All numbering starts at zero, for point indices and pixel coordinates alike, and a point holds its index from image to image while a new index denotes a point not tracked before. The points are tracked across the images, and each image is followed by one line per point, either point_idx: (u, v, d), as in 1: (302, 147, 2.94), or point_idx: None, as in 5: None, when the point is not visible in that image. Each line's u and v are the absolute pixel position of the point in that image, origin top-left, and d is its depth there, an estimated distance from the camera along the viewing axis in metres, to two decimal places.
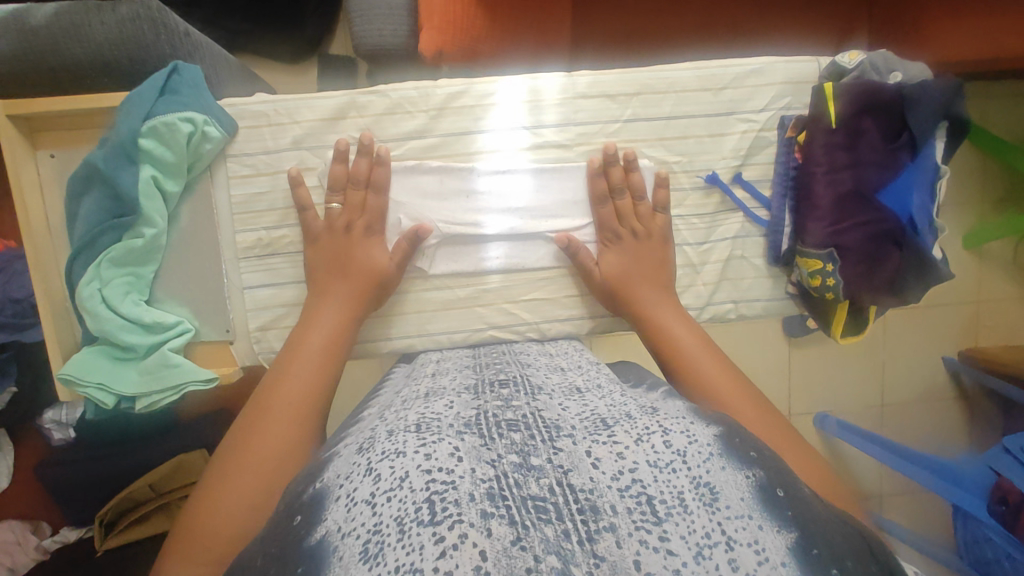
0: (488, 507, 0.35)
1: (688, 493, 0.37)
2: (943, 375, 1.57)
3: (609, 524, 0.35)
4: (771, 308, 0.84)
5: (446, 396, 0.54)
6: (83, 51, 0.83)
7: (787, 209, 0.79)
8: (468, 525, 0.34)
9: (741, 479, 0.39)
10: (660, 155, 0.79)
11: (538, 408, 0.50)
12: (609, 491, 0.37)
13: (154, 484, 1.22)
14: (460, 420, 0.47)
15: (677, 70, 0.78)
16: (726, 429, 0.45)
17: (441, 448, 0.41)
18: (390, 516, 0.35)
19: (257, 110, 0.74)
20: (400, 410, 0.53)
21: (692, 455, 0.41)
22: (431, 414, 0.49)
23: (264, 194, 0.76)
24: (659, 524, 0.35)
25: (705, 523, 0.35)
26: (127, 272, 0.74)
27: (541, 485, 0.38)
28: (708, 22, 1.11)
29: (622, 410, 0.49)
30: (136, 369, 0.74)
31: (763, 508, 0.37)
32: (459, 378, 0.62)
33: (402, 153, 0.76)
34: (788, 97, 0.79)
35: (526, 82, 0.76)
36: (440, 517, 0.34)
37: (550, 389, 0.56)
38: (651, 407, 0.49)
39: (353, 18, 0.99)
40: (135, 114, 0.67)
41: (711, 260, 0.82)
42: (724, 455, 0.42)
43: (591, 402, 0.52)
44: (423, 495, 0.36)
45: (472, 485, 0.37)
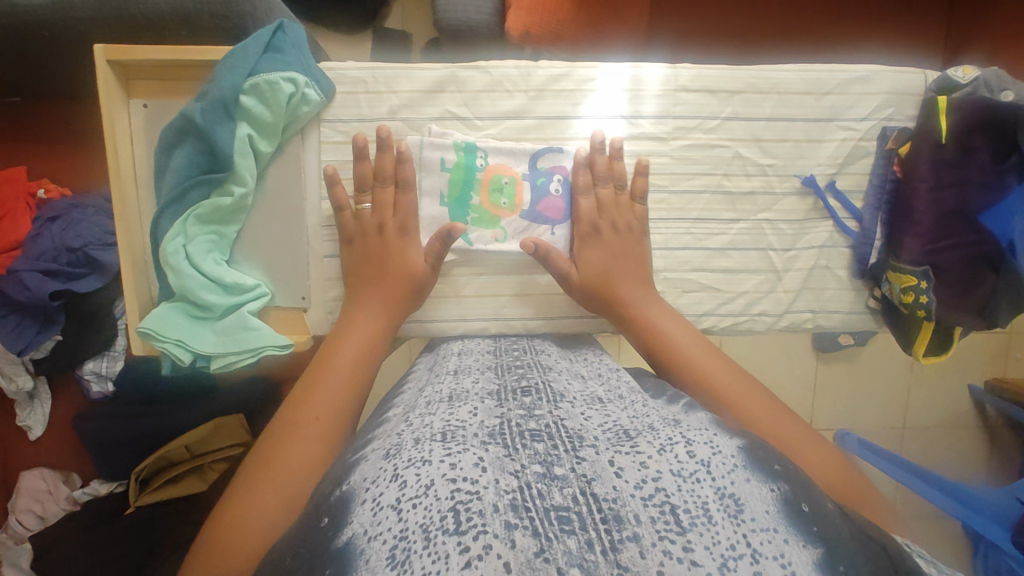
0: (513, 517, 0.34)
1: (711, 504, 0.36)
2: (965, 403, 1.57)
3: (632, 534, 0.33)
4: (847, 321, 0.83)
5: (469, 402, 0.52)
6: (165, 2, 0.83)
7: (879, 223, 0.78)
8: (493, 536, 0.33)
9: (766, 491, 0.38)
10: (755, 156, 0.78)
11: (560, 417, 0.47)
12: (632, 501, 0.35)
13: (190, 445, 1.22)
14: (484, 428, 0.44)
15: (782, 71, 0.76)
16: (750, 442, 0.44)
17: (466, 458, 0.39)
18: (416, 523, 0.34)
19: (356, 77, 0.73)
20: (425, 413, 0.50)
21: (716, 466, 0.39)
22: (456, 420, 0.47)
23: (354, 163, 0.75)
24: (682, 534, 0.34)
25: (729, 535, 0.34)
26: (211, 230, 0.73)
27: (564, 495, 0.36)
28: (786, 27, 1.09)
29: (645, 422, 0.47)
30: (213, 329, 0.73)
31: (789, 522, 0.36)
32: (482, 382, 0.59)
33: (497, 132, 0.75)
34: (891, 107, 0.77)
35: (629, 71, 0.75)
36: (466, 526, 0.33)
37: (572, 397, 0.53)
38: (675, 419, 0.47)
39: None
40: (240, 70, 0.66)
41: (795, 267, 0.80)
42: (748, 467, 0.40)
43: (613, 413, 0.50)
44: (449, 503, 0.35)
45: (496, 496, 0.36)
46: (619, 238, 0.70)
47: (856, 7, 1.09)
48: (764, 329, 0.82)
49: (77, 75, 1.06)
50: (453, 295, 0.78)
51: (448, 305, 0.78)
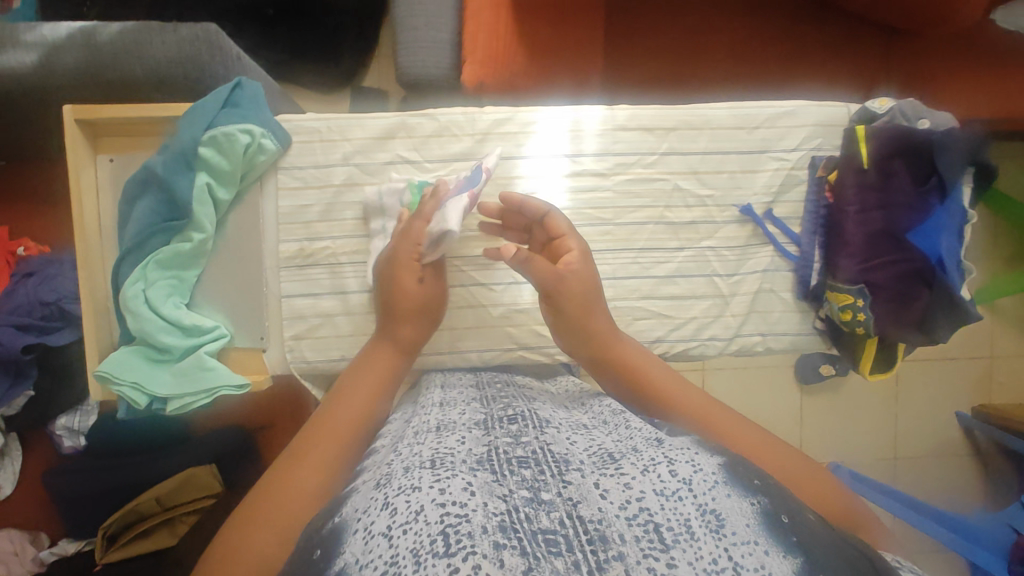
0: (501, 539, 0.35)
1: (694, 520, 0.37)
2: (956, 432, 1.57)
3: (617, 553, 0.34)
4: (798, 343, 0.85)
5: (457, 432, 0.53)
6: (143, 70, 0.90)
7: (817, 246, 0.81)
8: (481, 557, 0.33)
9: (747, 506, 0.38)
10: (693, 188, 0.82)
11: (547, 442, 0.49)
12: (618, 521, 0.37)
13: (160, 498, 1.20)
14: (473, 456, 0.46)
15: (713, 109, 0.81)
16: (729, 459, 0.44)
17: (455, 483, 0.40)
18: (406, 548, 0.35)
19: (310, 127, 0.77)
20: (413, 442, 0.51)
21: (698, 483, 0.40)
22: (445, 448, 0.48)
23: (310, 207, 0.78)
24: (666, 551, 0.34)
25: (711, 549, 0.35)
26: (171, 274, 0.75)
27: (551, 518, 0.37)
28: (736, 63, 1.22)
29: (629, 444, 0.48)
30: (170, 371, 0.74)
31: (769, 533, 0.36)
32: (468, 414, 0.60)
33: (447, 174, 0.79)
34: (819, 138, 0.82)
35: (568, 114, 0.80)
36: (455, 549, 0.34)
37: (558, 425, 0.55)
38: (658, 437, 0.48)
39: (400, 50, 1.05)
40: (198, 124, 0.71)
41: (740, 291, 0.83)
42: (730, 481, 0.41)
43: (598, 438, 0.52)
44: (438, 527, 0.35)
45: (484, 518, 0.36)
46: (569, 278, 0.63)
47: (799, 44, 1.22)
48: (717, 354, 0.84)
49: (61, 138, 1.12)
50: None
51: None
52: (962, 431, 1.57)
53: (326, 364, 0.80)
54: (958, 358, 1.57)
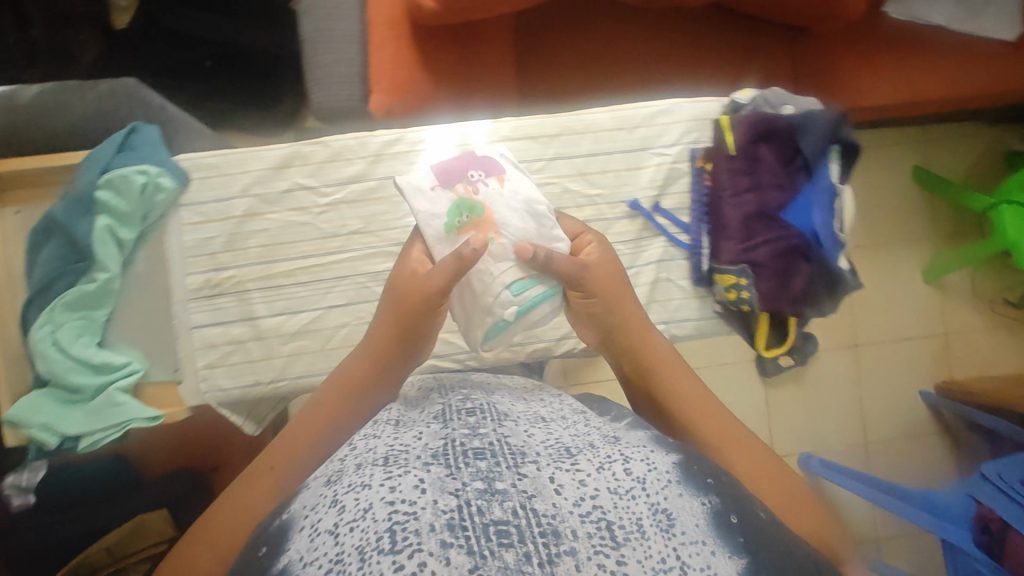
0: (448, 536, 0.37)
1: (646, 519, 0.40)
2: (924, 411, 1.58)
3: (568, 548, 0.37)
4: (702, 328, 0.87)
5: (415, 427, 0.54)
6: (64, 125, 0.94)
7: (704, 233, 0.85)
8: (427, 554, 0.36)
9: (696, 506, 0.42)
10: (583, 189, 0.86)
11: (505, 435, 0.48)
12: (571, 516, 0.39)
13: (111, 547, 1.18)
14: (428, 451, 0.47)
15: (592, 113, 0.86)
16: (684, 459, 0.48)
17: (407, 480, 0.42)
18: (352, 545, 0.38)
19: (208, 163, 0.81)
20: (371, 437, 0.54)
21: (651, 482, 0.43)
22: (401, 444, 0.49)
23: (213, 239, 0.81)
24: (616, 548, 0.37)
25: (660, 548, 0.38)
26: (80, 314, 0.78)
27: (505, 509, 0.39)
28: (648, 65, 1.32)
29: (585, 439, 0.49)
30: (81, 410, 0.77)
31: (717, 535, 0.40)
32: (427, 407, 0.61)
33: (344, 196, 0.83)
34: (695, 132, 0.87)
35: (455, 129, 0.84)
36: (401, 545, 0.37)
37: (516, 416, 0.56)
38: (613, 437, 0.51)
39: (313, 86, 1.10)
40: (94, 169, 0.76)
41: (639, 282, 0.86)
42: (682, 482, 0.44)
43: (555, 430, 0.52)
44: (386, 524, 0.38)
45: (433, 515, 0.38)
46: (593, 267, 0.68)
47: (706, 45, 1.34)
48: None
49: None
50: (321, 348, 0.82)
51: (317, 358, 0.82)
52: (930, 410, 1.59)
53: (239, 390, 0.81)
54: (914, 338, 1.61)
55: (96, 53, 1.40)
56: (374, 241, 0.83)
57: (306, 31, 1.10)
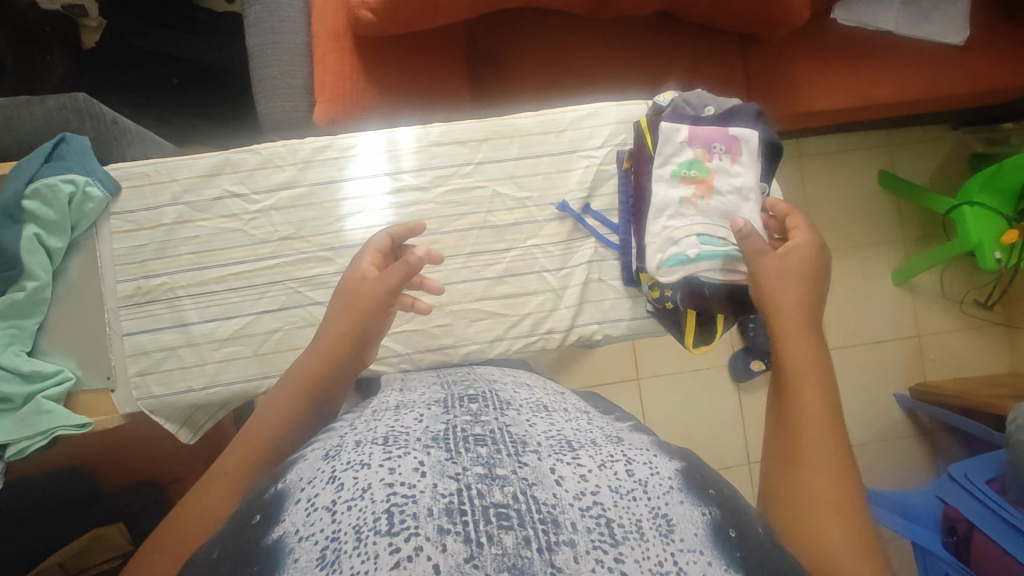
0: (446, 522, 0.38)
1: (646, 522, 0.41)
2: (899, 414, 1.57)
3: (568, 539, 0.38)
4: (636, 328, 0.88)
5: (416, 411, 0.59)
6: (12, 138, 0.97)
7: (633, 233, 0.86)
8: (424, 538, 0.38)
9: (698, 515, 0.43)
10: (512, 192, 0.87)
11: (505, 423, 0.52)
12: (571, 509, 0.40)
13: (65, 562, 1.18)
14: (428, 434, 0.49)
15: (520, 118, 0.87)
16: (689, 465, 0.49)
17: (406, 462, 0.44)
18: (348, 524, 0.40)
19: (139, 172, 0.83)
20: (371, 420, 0.57)
21: (653, 486, 0.44)
22: (401, 426, 0.53)
23: (143, 247, 0.82)
24: (616, 546, 0.39)
25: (659, 551, 0.39)
26: (8, 324, 0.77)
27: (504, 493, 0.41)
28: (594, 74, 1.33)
29: (588, 436, 0.52)
30: (10, 418, 0.75)
31: (715, 545, 0.41)
32: (428, 396, 0.67)
33: (275, 203, 0.84)
34: (623, 134, 0.88)
35: (384, 136, 0.86)
36: (398, 528, 0.38)
37: (517, 405, 0.59)
38: (615, 437, 0.53)
39: (261, 99, 1.12)
40: (21, 178, 0.75)
41: (571, 283, 0.87)
42: (684, 490, 0.45)
43: (556, 423, 0.55)
44: (383, 506, 0.40)
45: (431, 500, 0.40)
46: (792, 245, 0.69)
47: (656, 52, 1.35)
48: (557, 346, 0.87)
49: None
50: (254, 354, 0.83)
51: (250, 363, 0.83)
52: (906, 414, 1.58)
53: (171, 396, 0.82)
54: (885, 342, 1.61)
55: (64, 71, 1.42)
56: (306, 246, 0.84)
57: (253, 46, 1.13)
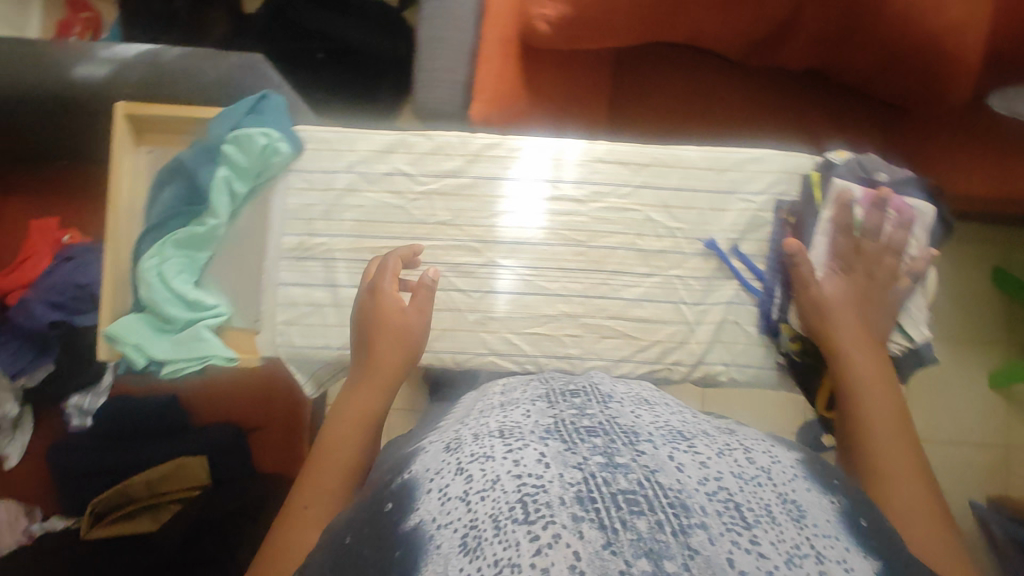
0: (578, 510, 0.39)
1: (776, 506, 0.42)
2: None
3: (701, 522, 0.38)
4: (761, 377, 0.87)
5: (521, 405, 0.61)
6: None
7: (779, 283, 0.85)
8: (561, 525, 0.38)
9: (826, 503, 0.45)
10: (664, 220, 0.88)
11: (611, 416, 0.55)
12: (698, 493, 0.41)
13: (151, 482, 1.26)
14: (540, 427, 0.51)
15: (686, 150, 0.88)
16: (805, 466, 0.51)
17: (528, 454, 0.45)
18: (485, 512, 0.41)
19: (322, 137, 0.87)
20: (480, 418, 0.60)
21: (778, 477, 0.47)
22: (511, 421, 0.55)
23: (312, 207, 0.87)
24: (750, 529, 0.39)
25: (794, 535, 0.40)
26: (185, 253, 0.85)
27: (630, 480, 0.41)
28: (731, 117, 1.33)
29: (696, 428, 0.55)
30: (170, 339, 0.83)
31: (847, 533, 0.42)
32: (529, 390, 0.70)
33: (439, 188, 0.88)
34: (785, 184, 0.88)
35: (551, 143, 0.88)
36: (534, 516, 0.39)
37: (619, 399, 0.64)
38: (729, 434, 0.56)
39: (420, 87, 1.17)
40: (226, 125, 0.84)
41: (705, 320, 0.87)
42: (806, 480, 0.48)
43: (658, 417, 0.58)
44: (516, 495, 0.41)
45: (562, 489, 0.41)
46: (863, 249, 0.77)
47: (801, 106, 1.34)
48: (680, 379, 0.87)
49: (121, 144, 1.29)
50: None
51: None
52: None
53: (310, 348, 0.85)
54: None
55: None
56: (459, 234, 0.88)
57: (421, 37, 1.19)
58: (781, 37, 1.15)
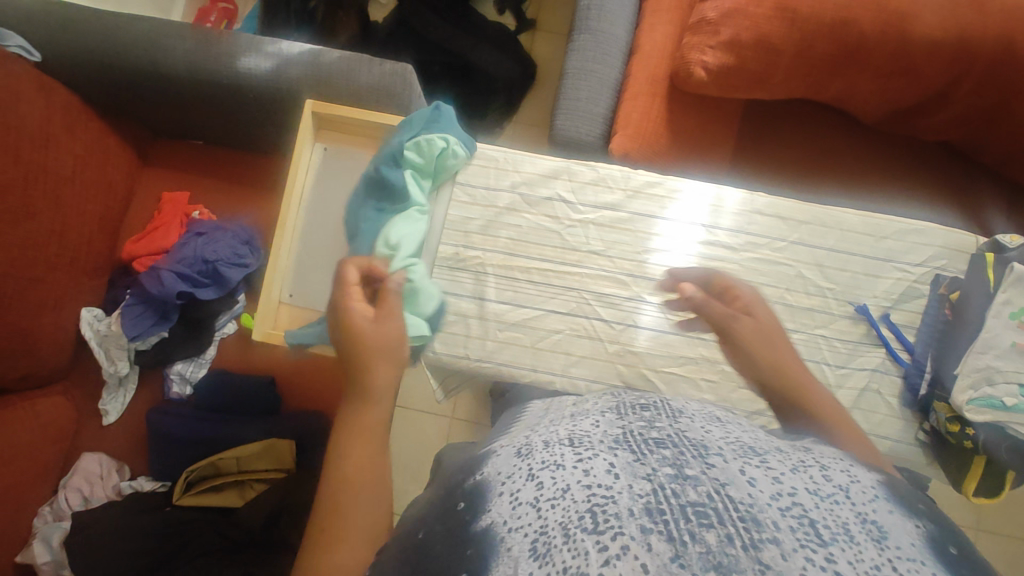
0: (647, 522, 0.37)
1: (853, 525, 0.36)
2: None
3: (771, 538, 0.35)
4: (898, 450, 0.84)
5: (592, 415, 0.54)
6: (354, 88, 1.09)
7: (930, 358, 0.84)
8: (629, 537, 0.36)
9: (910, 527, 0.38)
10: (816, 278, 0.88)
11: (682, 429, 0.48)
12: (770, 509, 0.37)
13: (240, 460, 1.28)
14: (609, 436, 0.47)
15: (844, 213, 0.90)
16: (886, 481, 0.44)
17: (598, 463, 0.42)
18: (556, 520, 0.39)
19: (490, 155, 0.92)
20: (551, 424, 0.54)
21: (856, 493, 0.40)
22: (581, 430, 0.49)
23: (472, 220, 0.91)
24: (824, 546, 0.34)
25: (873, 556, 0.34)
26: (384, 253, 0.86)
27: (698, 493, 0.39)
28: (867, 176, 1.28)
29: (771, 443, 0.47)
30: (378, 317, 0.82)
31: (935, 558, 0.35)
32: (604, 400, 0.59)
33: (596, 218, 0.90)
34: (945, 259, 0.88)
35: (712, 189, 0.91)
36: (603, 527, 0.37)
37: (692, 413, 0.53)
38: (804, 445, 0.48)
39: (558, 116, 1.20)
40: (408, 132, 0.87)
41: (847, 384, 0.85)
42: (889, 500, 0.40)
43: (734, 431, 0.50)
44: (585, 505, 0.39)
45: (630, 501, 0.39)
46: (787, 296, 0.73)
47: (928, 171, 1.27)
48: None
49: (266, 133, 1.36)
50: (530, 345, 0.86)
51: (523, 352, 0.86)
52: None
53: (449, 356, 0.86)
54: None
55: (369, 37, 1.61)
56: (609, 264, 0.89)
57: (570, 67, 1.22)
58: (927, 106, 1.16)
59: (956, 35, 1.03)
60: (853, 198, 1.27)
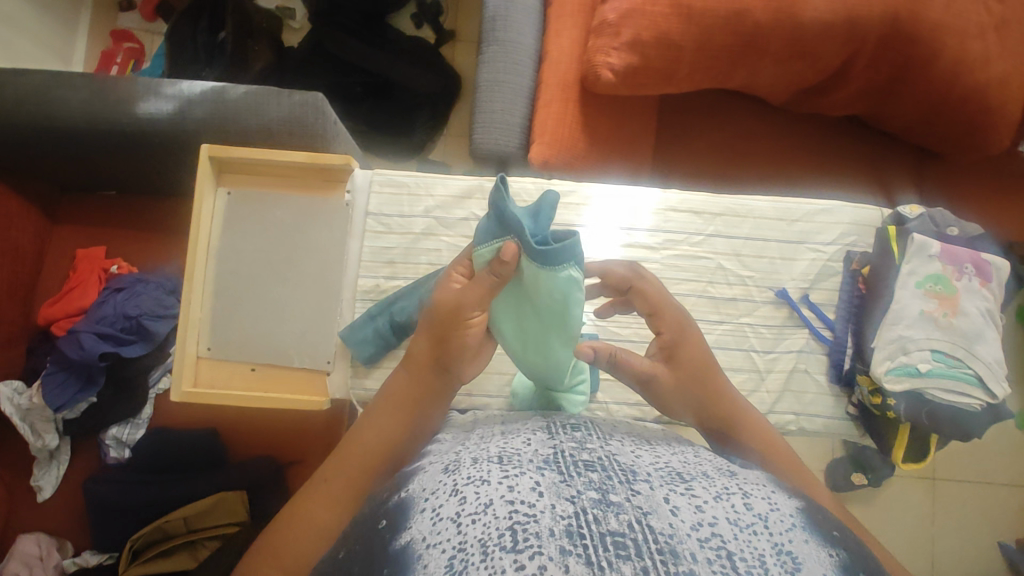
0: (567, 544, 0.31)
1: (768, 557, 0.32)
2: None
3: (690, 570, 0.30)
4: (831, 426, 0.86)
5: (522, 433, 0.50)
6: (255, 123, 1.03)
7: (850, 333, 0.87)
8: (549, 558, 0.30)
9: (824, 556, 0.33)
10: (736, 268, 0.90)
11: (612, 452, 0.45)
12: (689, 540, 0.32)
13: (188, 518, 1.22)
14: (539, 456, 0.42)
15: (755, 201, 0.92)
16: (803, 505, 0.40)
17: (523, 482, 0.37)
18: (475, 536, 0.33)
19: (401, 181, 0.92)
20: (480, 443, 0.49)
21: (774, 522, 0.35)
22: (511, 448, 0.45)
23: (389, 248, 0.91)
24: None
25: None
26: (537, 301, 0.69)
27: (620, 522, 0.33)
28: (783, 158, 1.31)
29: (698, 468, 0.43)
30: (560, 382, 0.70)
31: None
32: (530, 420, 0.55)
33: None
34: (853, 236, 0.91)
35: (626, 192, 0.91)
36: (522, 546, 0.31)
37: (619, 437, 0.51)
38: (729, 470, 0.44)
39: (476, 129, 1.19)
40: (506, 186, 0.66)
41: (776, 368, 0.87)
42: (806, 528, 0.36)
43: (662, 455, 0.47)
44: (507, 522, 0.33)
45: (553, 521, 0.33)
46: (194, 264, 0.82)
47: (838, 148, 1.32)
48: None
49: (178, 176, 1.30)
50: None
51: None
52: None
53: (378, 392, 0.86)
54: None
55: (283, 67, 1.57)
56: None
57: (482, 80, 1.21)
58: (830, 85, 1.19)
59: (844, 17, 1.06)
60: (774, 179, 1.30)
